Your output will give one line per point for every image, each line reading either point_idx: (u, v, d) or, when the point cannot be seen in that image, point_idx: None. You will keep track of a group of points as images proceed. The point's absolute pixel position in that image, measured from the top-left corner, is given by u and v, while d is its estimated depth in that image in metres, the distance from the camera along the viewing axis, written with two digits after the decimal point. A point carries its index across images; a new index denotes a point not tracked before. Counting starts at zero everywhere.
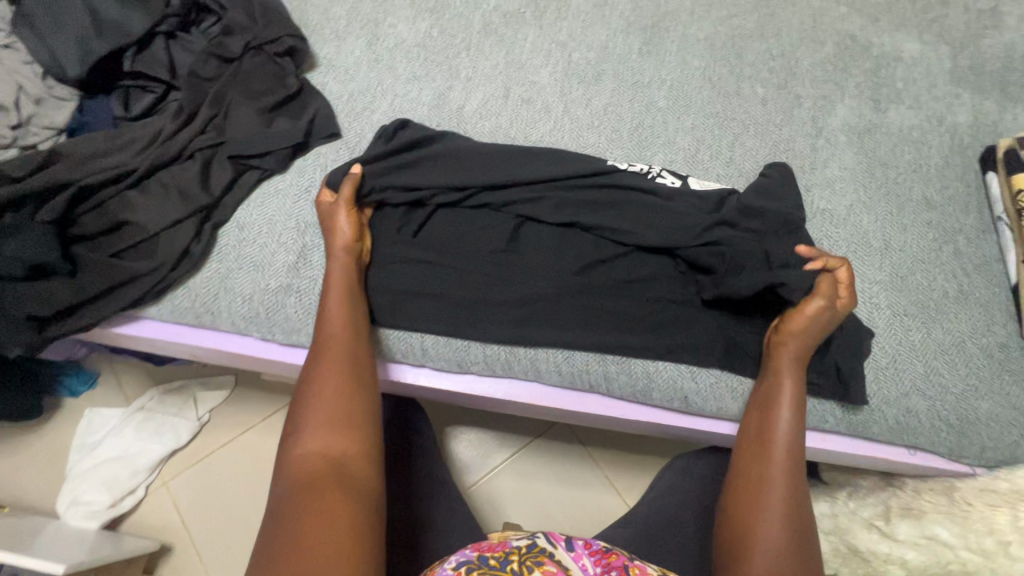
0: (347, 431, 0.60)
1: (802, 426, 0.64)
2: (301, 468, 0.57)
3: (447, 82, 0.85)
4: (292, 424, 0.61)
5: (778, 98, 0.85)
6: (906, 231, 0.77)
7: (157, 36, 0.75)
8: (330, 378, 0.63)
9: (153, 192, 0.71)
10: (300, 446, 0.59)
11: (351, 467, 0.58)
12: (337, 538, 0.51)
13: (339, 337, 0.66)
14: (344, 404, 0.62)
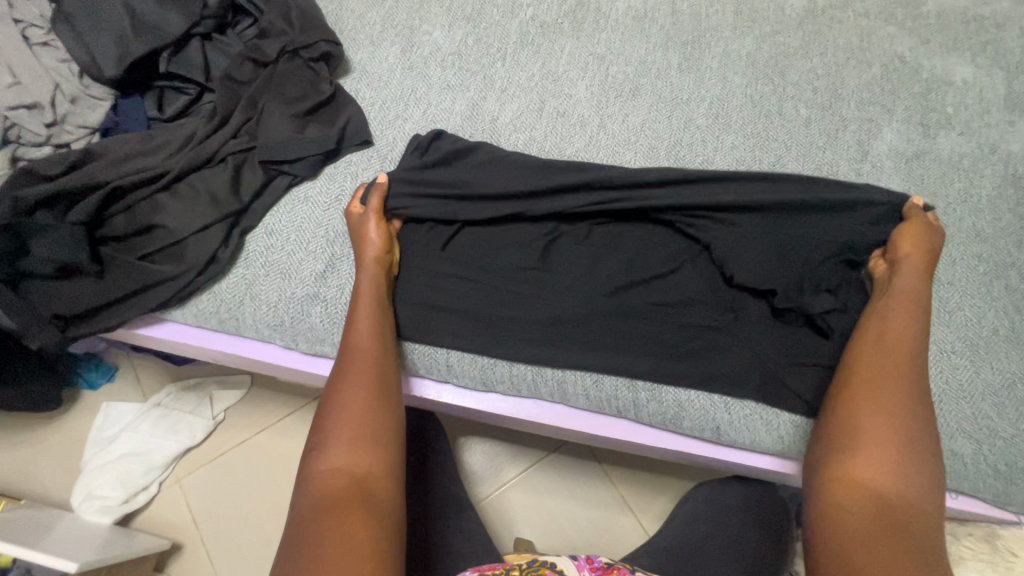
0: (370, 449, 0.59)
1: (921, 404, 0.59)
2: (324, 485, 0.56)
3: (481, 92, 0.83)
4: (315, 439, 0.60)
5: (822, 120, 0.82)
6: (955, 264, 0.74)
7: (193, 38, 0.75)
8: (353, 395, 0.62)
9: (183, 196, 0.70)
10: (322, 462, 0.58)
11: (372, 487, 0.57)
12: (359, 564, 0.50)
13: (364, 350, 0.65)
14: (368, 421, 0.61)
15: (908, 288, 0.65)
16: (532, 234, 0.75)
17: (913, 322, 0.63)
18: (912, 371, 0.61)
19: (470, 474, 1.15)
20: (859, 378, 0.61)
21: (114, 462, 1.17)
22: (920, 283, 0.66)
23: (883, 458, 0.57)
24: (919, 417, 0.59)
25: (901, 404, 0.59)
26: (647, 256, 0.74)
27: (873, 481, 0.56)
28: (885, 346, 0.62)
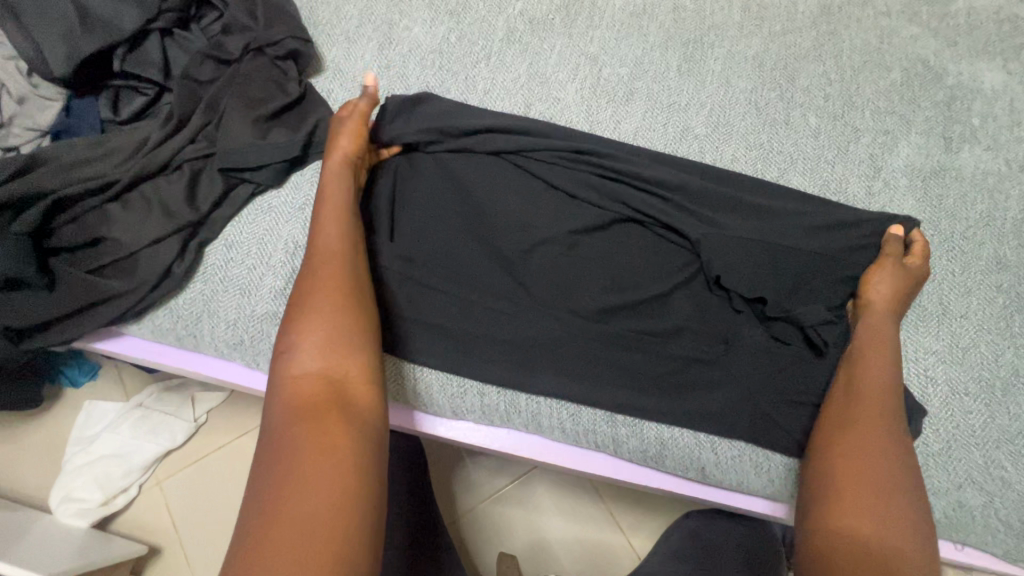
0: (344, 351, 0.55)
1: (894, 442, 0.55)
2: (296, 389, 0.53)
3: (462, 95, 0.77)
4: (285, 337, 0.56)
5: (833, 130, 0.75)
6: (972, 295, 0.67)
7: (151, 33, 0.70)
8: (327, 295, 0.58)
9: (136, 205, 0.66)
10: (294, 366, 0.54)
11: (350, 389, 0.54)
12: (338, 463, 0.48)
13: (338, 252, 0.61)
14: (341, 325, 0.57)
15: (881, 327, 0.61)
16: (510, 247, 0.68)
17: (886, 360, 0.59)
18: (892, 418, 0.56)
19: (452, 486, 1.11)
20: (839, 425, 0.57)
21: (93, 464, 1.15)
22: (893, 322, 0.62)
23: (871, 509, 0.51)
24: (906, 467, 0.54)
25: (883, 451, 0.54)
26: (633, 279, 0.68)
27: (855, 524, 0.51)
28: (861, 385, 0.58)
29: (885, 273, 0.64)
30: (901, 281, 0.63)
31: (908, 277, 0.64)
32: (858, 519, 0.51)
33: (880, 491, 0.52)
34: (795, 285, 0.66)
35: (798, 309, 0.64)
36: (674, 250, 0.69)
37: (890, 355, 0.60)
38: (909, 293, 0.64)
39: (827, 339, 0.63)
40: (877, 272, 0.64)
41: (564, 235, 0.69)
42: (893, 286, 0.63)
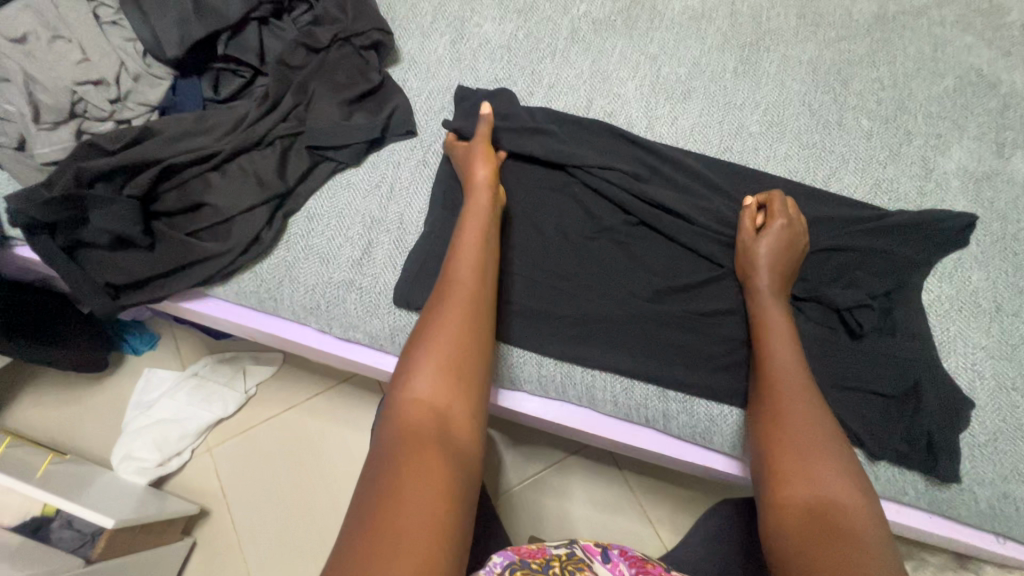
0: (456, 392, 0.55)
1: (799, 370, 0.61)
2: (409, 415, 0.52)
3: (528, 88, 0.82)
4: (404, 367, 0.56)
5: (885, 133, 0.78)
6: (1022, 295, 0.69)
7: (250, 22, 0.76)
8: (449, 321, 0.58)
9: (232, 176, 0.72)
10: (414, 390, 0.54)
11: (454, 432, 0.53)
12: (436, 499, 0.46)
13: (464, 290, 0.61)
14: (455, 369, 0.56)
15: (768, 298, 0.65)
16: (573, 230, 0.73)
17: (784, 347, 0.62)
18: (807, 397, 0.58)
19: (489, 467, 1.14)
20: (761, 411, 0.60)
21: (153, 426, 1.22)
22: (781, 294, 0.66)
23: (804, 488, 0.53)
24: (834, 442, 0.56)
25: (807, 404, 0.58)
26: (685, 265, 0.71)
27: (796, 467, 0.55)
28: (775, 378, 0.60)
29: (762, 262, 0.66)
30: (780, 248, 0.66)
31: (782, 257, 0.66)
32: (805, 461, 0.55)
33: (815, 429, 0.56)
34: (843, 275, 0.70)
35: (829, 290, 0.68)
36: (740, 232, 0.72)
37: (789, 341, 0.63)
38: (791, 258, 0.67)
39: (862, 321, 0.66)
40: (762, 236, 0.66)
41: (622, 221, 0.73)
42: (771, 250, 0.66)
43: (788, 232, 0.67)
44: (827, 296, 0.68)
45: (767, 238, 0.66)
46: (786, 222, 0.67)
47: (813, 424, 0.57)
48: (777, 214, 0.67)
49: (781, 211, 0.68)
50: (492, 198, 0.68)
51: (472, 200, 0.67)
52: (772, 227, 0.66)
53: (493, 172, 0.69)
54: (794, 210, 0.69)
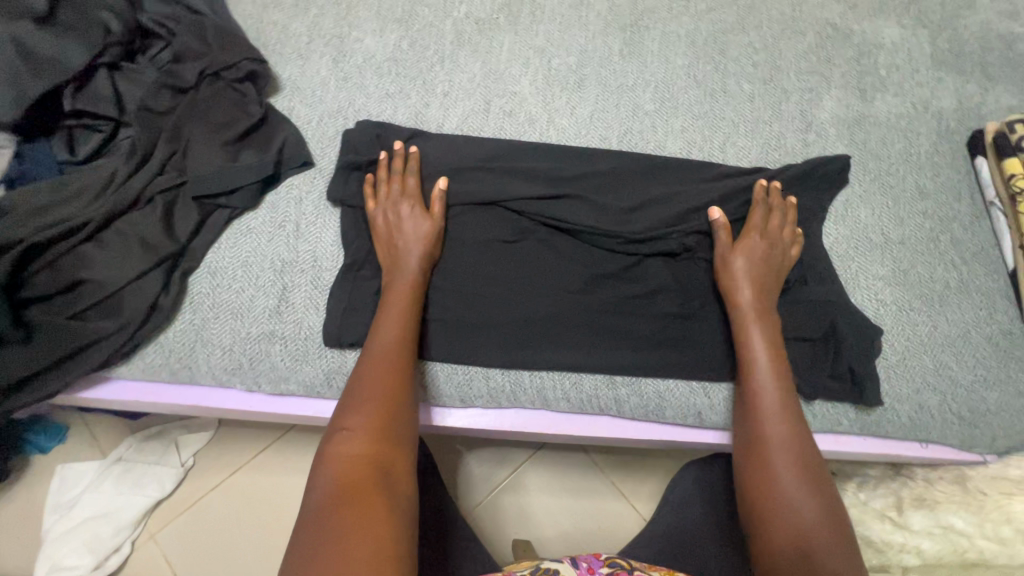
0: (389, 439, 0.55)
1: (786, 389, 0.63)
2: (342, 467, 0.52)
3: (423, 99, 0.79)
4: (335, 421, 0.56)
5: (766, 94, 0.83)
6: (904, 224, 0.76)
7: (99, 69, 0.68)
8: (375, 373, 0.59)
9: (111, 244, 0.64)
10: (348, 443, 0.53)
11: (393, 478, 0.53)
12: (375, 546, 0.45)
13: (391, 328, 0.62)
14: (389, 412, 0.57)
15: (750, 315, 0.67)
16: (494, 236, 0.71)
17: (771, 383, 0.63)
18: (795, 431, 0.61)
19: (459, 482, 1.12)
20: (747, 443, 0.63)
21: (78, 528, 1.09)
22: (765, 308, 0.67)
23: (780, 505, 0.58)
24: (817, 473, 0.59)
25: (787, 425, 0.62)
26: (609, 252, 0.71)
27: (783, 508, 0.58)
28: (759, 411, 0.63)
29: (741, 288, 0.67)
30: (756, 263, 0.68)
31: (755, 277, 0.68)
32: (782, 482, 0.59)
33: (796, 443, 0.61)
34: None
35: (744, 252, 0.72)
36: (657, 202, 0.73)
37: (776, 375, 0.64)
38: (765, 266, 0.69)
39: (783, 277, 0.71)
40: (734, 258, 0.69)
41: (536, 221, 0.71)
42: (746, 271, 0.68)
43: (765, 248, 0.69)
44: None
45: (739, 264, 0.68)
46: (762, 237, 0.70)
47: (796, 444, 0.60)
48: (723, 229, 0.70)
49: (761, 228, 0.70)
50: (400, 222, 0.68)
51: (377, 228, 0.68)
52: (754, 244, 0.69)
53: (436, 225, 0.68)
54: (763, 218, 0.71)
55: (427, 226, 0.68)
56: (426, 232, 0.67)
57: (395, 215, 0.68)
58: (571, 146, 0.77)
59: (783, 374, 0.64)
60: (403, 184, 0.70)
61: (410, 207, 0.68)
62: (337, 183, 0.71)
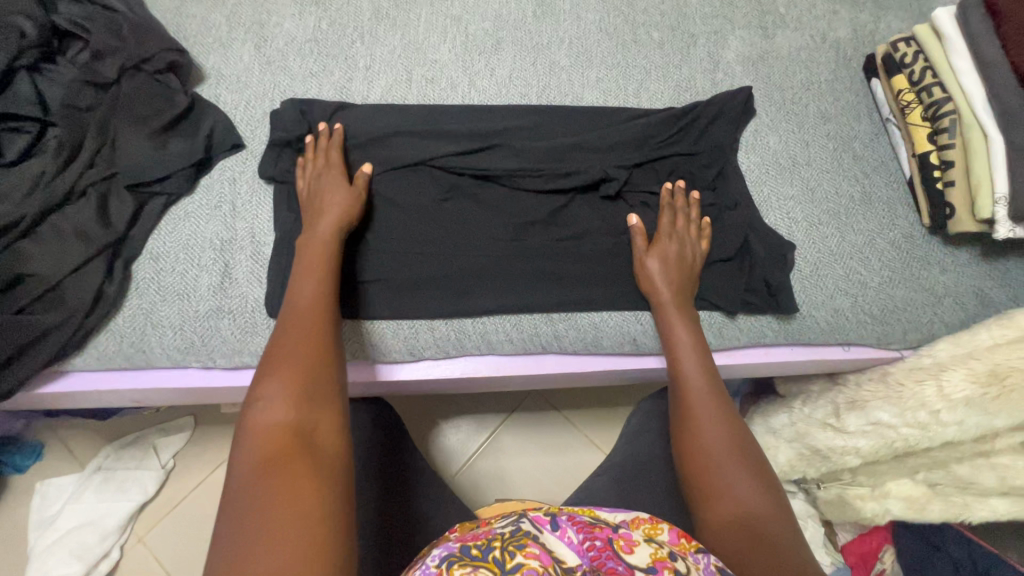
0: (313, 403, 0.53)
1: (712, 378, 0.65)
2: (261, 435, 0.49)
3: (346, 74, 0.82)
4: (251, 397, 0.52)
5: (674, 40, 0.87)
6: (809, 147, 0.82)
7: (18, 72, 0.70)
8: (294, 346, 0.57)
9: (48, 238, 0.66)
10: (267, 412, 0.51)
11: (319, 439, 0.50)
12: (304, 507, 0.44)
13: (310, 305, 0.61)
14: (312, 381, 0.54)
15: (672, 313, 0.69)
16: (426, 196, 0.74)
17: (689, 348, 0.67)
18: (719, 398, 0.63)
19: (436, 452, 1.16)
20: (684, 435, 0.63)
21: (65, 538, 1.11)
22: (684, 308, 0.70)
23: (725, 492, 0.57)
24: (740, 436, 0.61)
25: (717, 413, 0.62)
26: (536, 199, 0.75)
27: (729, 503, 0.56)
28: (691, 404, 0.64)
29: (660, 288, 0.70)
30: (670, 265, 0.70)
31: (671, 276, 0.70)
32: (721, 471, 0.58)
33: (727, 424, 0.61)
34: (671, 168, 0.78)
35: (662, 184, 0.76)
36: (577, 148, 0.77)
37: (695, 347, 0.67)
38: (682, 266, 0.71)
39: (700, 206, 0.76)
40: (648, 261, 0.70)
41: (467, 176, 0.75)
42: (661, 271, 0.70)
43: (677, 248, 0.71)
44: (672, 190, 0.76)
45: (654, 265, 0.70)
46: (678, 244, 0.71)
47: (727, 423, 0.61)
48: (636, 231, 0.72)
49: (669, 230, 0.72)
50: (324, 195, 0.69)
51: (304, 203, 0.70)
52: (668, 251, 0.71)
53: (360, 196, 0.70)
54: (670, 215, 0.73)
55: (352, 198, 0.69)
56: (352, 203, 0.69)
57: (320, 198, 0.69)
58: (493, 105, 0.81)
59: (705, 361, 0.67)
60: (326, 162, 0.72)
61: (333, 180, 0.70)
62: (267, 161, 0.74)
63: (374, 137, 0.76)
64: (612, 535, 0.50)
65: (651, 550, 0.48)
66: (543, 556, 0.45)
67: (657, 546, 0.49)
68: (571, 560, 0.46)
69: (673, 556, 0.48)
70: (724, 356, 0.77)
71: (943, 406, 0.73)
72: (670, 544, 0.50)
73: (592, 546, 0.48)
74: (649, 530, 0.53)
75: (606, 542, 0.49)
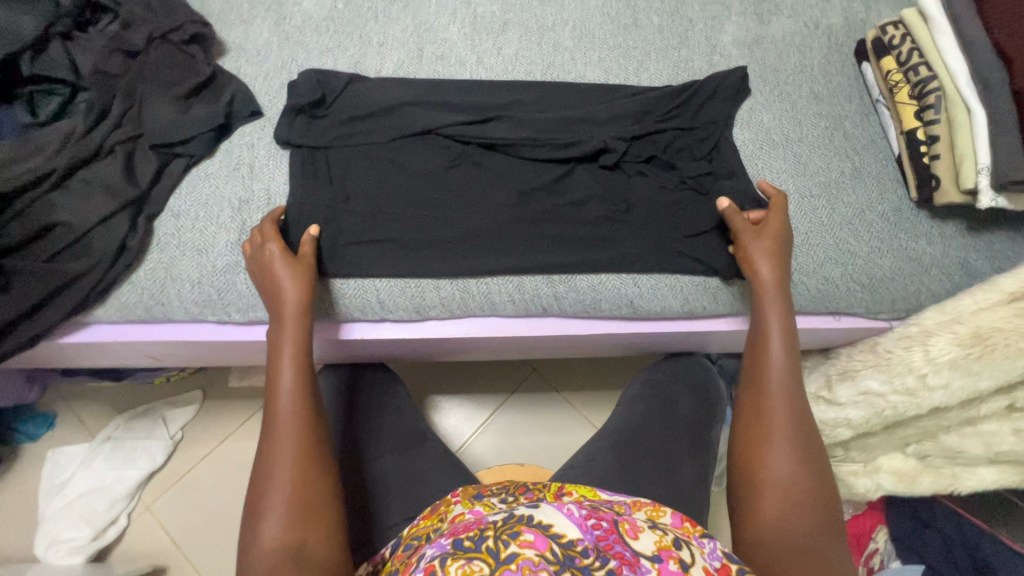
0: (309, 516, 0.55)
1: (793, 366, 0.64)
2: (259, 566, 0.52)
3: (360, 50, 0.86)
4: (249, 512, 0.55)
5: (673, 24, 0.91)
6: (802, 124, 0.85)
7: (52, 39, 0.74)
8: (284, 418, 0.59)
9: (77, 191, 0.70)
10: (263, 539, 0.53)
11: (316, 557, 0.53)
12: None
13: (286, 374, 0.62)
14: (300, 457, 0.57)
15: (767, 298, 0.68)
16: (434, 163, 0.78)
17: (778, 331, 0.66)
18: (793, 390, 0.63)
19: (437, 428, 1.19)
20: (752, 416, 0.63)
21: (75, 504, 1.14)
22: (780, 291, 0.68)
23: (771, 485, 0.58)
24: (807, 433, 0.61)
25: (794, 406, 0.62)
26: (539, 168, 0.79)
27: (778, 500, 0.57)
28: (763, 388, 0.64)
29: (764, 267, 0.69)
30: (776, 252, 0.69)
31: (777, 258, 0.69)
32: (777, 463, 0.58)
33: (797, 416, 0.61)
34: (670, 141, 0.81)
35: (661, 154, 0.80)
36: (579, 120, 0.81)
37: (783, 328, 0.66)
38: (785, 255, 0.70)
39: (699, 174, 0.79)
40: (756, 244, 0.70)
41: (474, 144, 0.79)
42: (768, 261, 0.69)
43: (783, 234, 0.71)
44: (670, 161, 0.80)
45: (760, 248, 0.69)
46: (780, 220, 0.71)
47: (795, 415, 0.61)
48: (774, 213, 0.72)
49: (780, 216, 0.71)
50: (270, 271, 0.68)
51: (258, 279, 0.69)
52: (771, 230, 0.70)
53: (309, 265, 0.69)
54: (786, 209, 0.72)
55: (301, 269, 0.68)
56: (299, 272, 0.67)
57: (269, 270, 0.68)
58: (499, 81, 0.85)
59: (792, 346, 0.66)
60: (261, 239, 0.70)
61: (275, 254, 0.68)
62: (283, 127, 0.78)
63: (385, 108, 0.80)
64: (616, 518, 0.50)
65: (656, 538, 0.47)
66: (539, 539, 0.44)
67: (661, 533, 0.48)
68: (574, 534, 0.46)
69: (677, 544, 0.47)
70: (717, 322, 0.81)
71: (929, 369, 0.76)
72: (673, 532, 0.50)
73: (598, 524, 0.47)
74: (652, 512, 0.54)
75: (613, 523, 0.48)
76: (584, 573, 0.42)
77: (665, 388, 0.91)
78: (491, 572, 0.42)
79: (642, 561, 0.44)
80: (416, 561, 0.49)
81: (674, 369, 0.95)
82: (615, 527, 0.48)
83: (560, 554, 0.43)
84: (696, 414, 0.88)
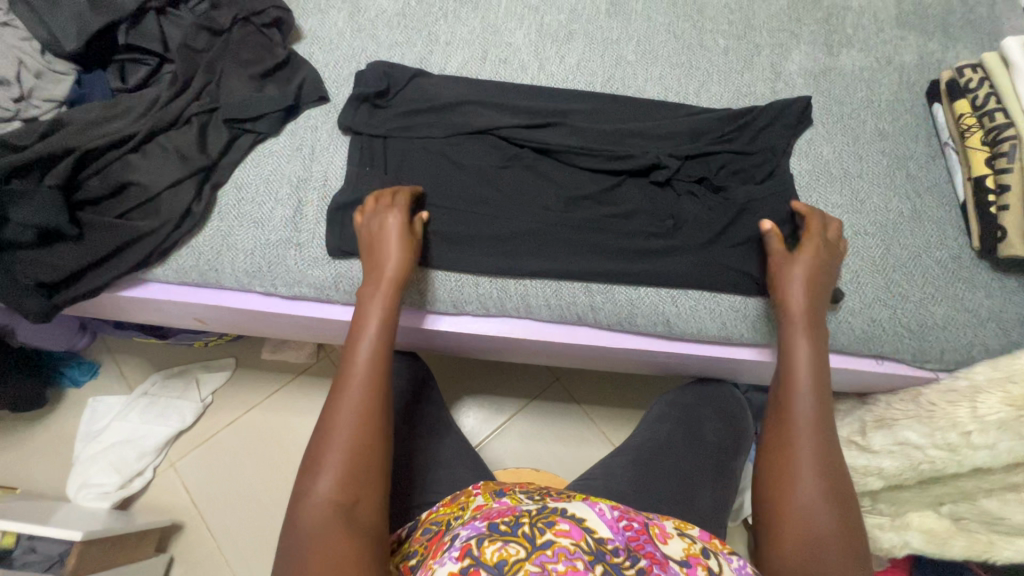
0: (362, 477, 0.55)
1: (824, 401, 0.62)
2: (310, 516, 0.52)
3: (427, 47, 0.89)
4: (307, 462, 0.55)
5: (739, 48, 0.91)
6: (862, 160, 0.83)
7: (148, 12, 0.79)
8: (359, 377, 0.60)
9: (153, 155, 0.75)
10: (319, 490, 0.53)
11: (363, 518, 0.53)
12: None
13: (370, 335, 0.63)
14: (368, 417, 0.57)
15: (801, 322, 0.66)
16: (486, 162, 0.80)
17: (808, 356, 0.65)
18: (822, 421, 0.61)
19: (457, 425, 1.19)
20: (777, 437, 0.61)
21: (107, 451, 1.19)
22: (815, 323, 0.67)
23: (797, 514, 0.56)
24: (834, 467, 0.58)
25: (818, 437, 0.59)
26: (589, 177, 0.80)
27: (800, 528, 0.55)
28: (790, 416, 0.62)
29: (794, 273, 0.68)
30: (810, 273, 0.68)
31: (809, 273, 0.68)
32: (802, 492, 0.56)
33: (821, 446, 0.59)
34: (725, 165, 0.80)
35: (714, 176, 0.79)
36: (636, 133, 0.81)
37: (815, 359, 0.65)
38: (820, 275, 0.69)
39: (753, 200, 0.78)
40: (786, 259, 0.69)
41: (528, 148, 0.80)
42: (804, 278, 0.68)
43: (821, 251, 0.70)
44: (724, 185, 0.79)
45: (790, 266, 0.69)
46: (817, 245, 0.69)
47: (823, 450, 0.59)
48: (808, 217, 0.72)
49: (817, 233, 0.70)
50: (384, 233, 0.69)
51: (369, 238, 0.70)
52: (806, 255, 0.69)
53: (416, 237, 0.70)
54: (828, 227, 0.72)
55: (408, 240, 0.69)
56: (411, 243, 0.69)
57: (377, 236, 0.69)
58: (558, 89, 0.86)
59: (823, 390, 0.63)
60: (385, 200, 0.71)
61: (398, 218, 0.69)
62: (347, 113, 0.81)
63: (446, 104, 0.82)
64: (647, 521, 0.49)
65: (685, 545, 0.47)
66: (573, 531, 0.44)
67: (690, 541, 0.48)
68: (606, 531, 0.46)
69: (706, 553, 0.47)
70: (753, 351, 0.79)
71: (974, 427, 0.73)
72: (701, 541, 0.49)
73: (629, 526, 0.48)
74: (681, 522, 0.52)
75: (643, 525, 0.48)
76: (615, 569, 0.42)
77: (690, 412, 0.90)
78: (527, 556, 0.42)
79: (671, 564, 0.44)
80: (449, 540, 0.49)
81: (701, 395, 0.94)
82: (647, 533, 0.48)
83: (593, 546, 0.43)
84: (720, 442, 0.87)
